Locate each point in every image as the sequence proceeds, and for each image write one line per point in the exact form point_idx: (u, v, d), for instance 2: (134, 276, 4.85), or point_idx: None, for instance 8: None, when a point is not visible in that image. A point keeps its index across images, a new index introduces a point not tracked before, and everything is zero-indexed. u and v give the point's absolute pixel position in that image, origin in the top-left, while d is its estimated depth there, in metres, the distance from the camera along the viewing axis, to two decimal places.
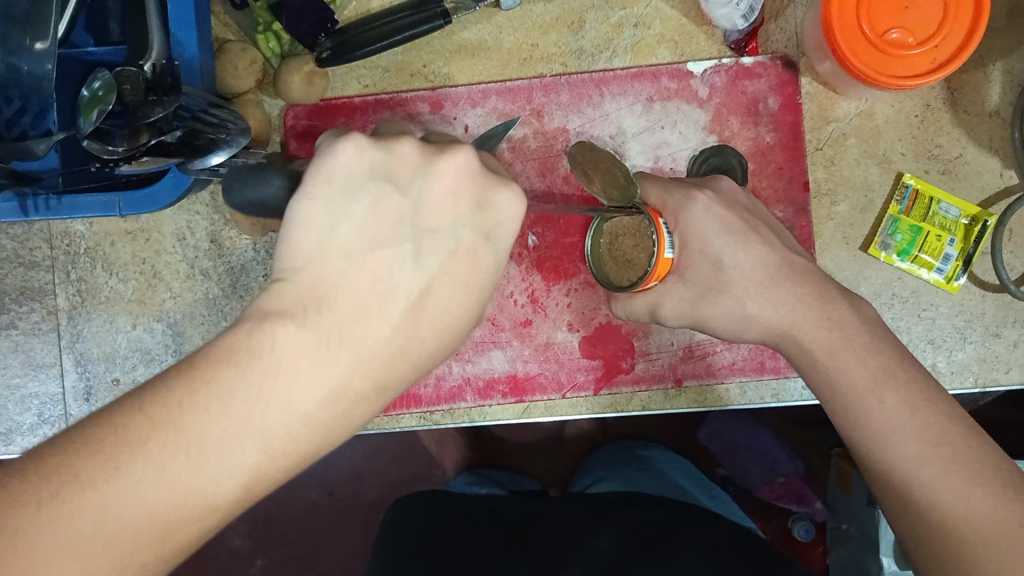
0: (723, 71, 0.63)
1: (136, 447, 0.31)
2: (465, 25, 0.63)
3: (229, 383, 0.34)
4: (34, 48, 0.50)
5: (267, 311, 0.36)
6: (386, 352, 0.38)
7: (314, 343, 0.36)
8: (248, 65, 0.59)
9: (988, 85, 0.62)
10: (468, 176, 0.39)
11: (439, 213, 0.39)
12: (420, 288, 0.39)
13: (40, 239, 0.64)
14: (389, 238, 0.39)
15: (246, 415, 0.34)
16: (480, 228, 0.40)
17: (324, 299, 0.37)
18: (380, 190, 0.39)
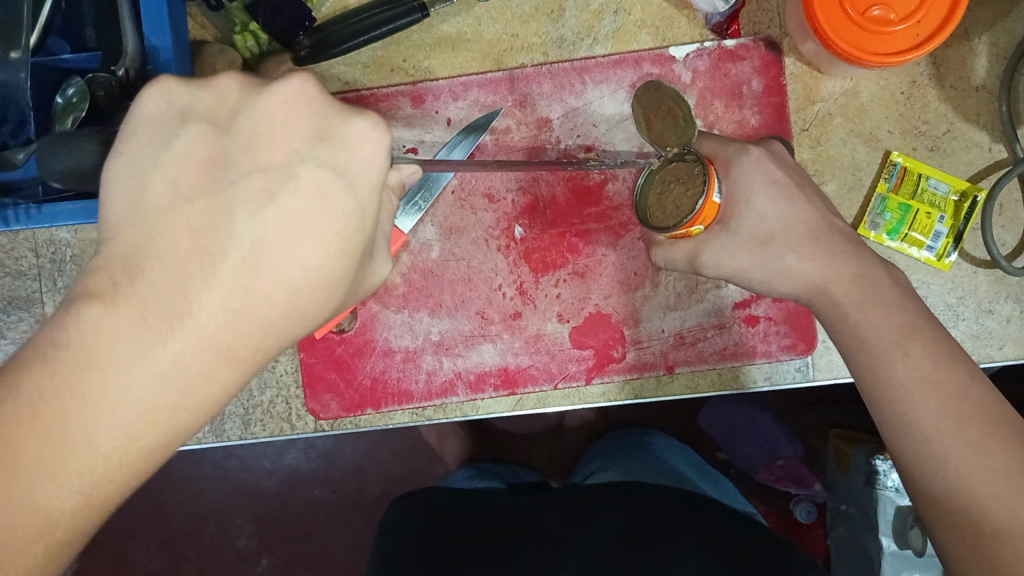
0: (706, 54, 0.62)
1: None
2: (444, 17, 0.63)
3: (42, 384, 0.31)
4: (10, 56, 0.50)
5: (79, 288, 0.33)
6: (218, 313, 0.34)
7: (129, 319, 0.33)
8: (226, 66, 0.59)
9: (974, 59, 0.61)
10: (302, 103, 0.36)
11: (269, 150, 0.36)
12: (251, 237, 0.35)
13: (26, 248, 0.64)
14: (209, 186, 0.35)
15: (65, 415, 0.32)
16: (324, 162, 0.36)
17: (136, 263, 0.34)
18: (196, 131, 0.36)
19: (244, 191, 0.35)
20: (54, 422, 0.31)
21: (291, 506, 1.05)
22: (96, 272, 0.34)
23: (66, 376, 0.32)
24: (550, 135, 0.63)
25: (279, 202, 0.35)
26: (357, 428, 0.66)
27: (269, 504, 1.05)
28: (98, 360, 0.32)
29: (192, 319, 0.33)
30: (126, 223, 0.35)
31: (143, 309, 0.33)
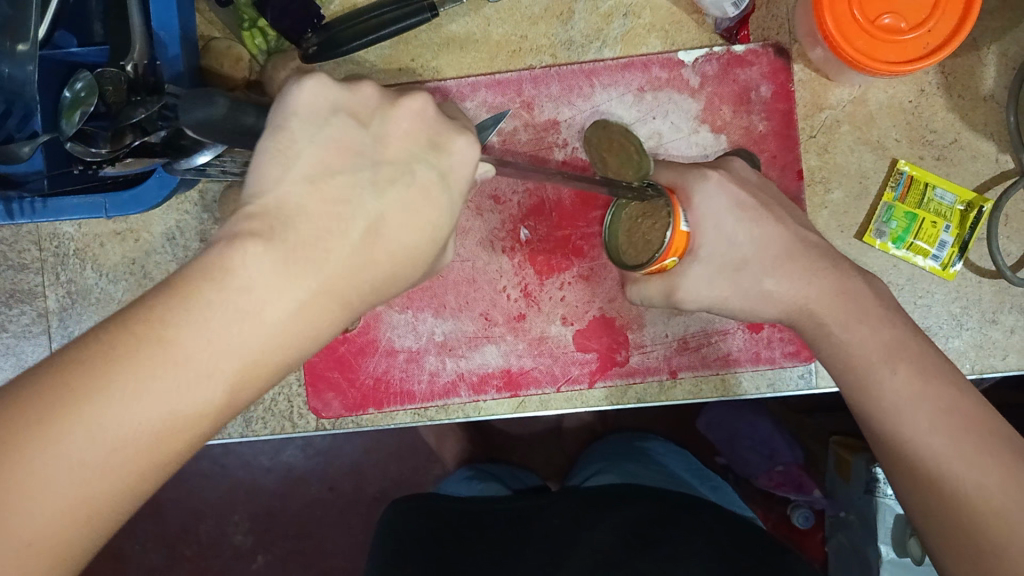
0: (714, 59, 0.62)
1: (130, 359, 0.31)
2: (452, 17, 0.62)
3: (205, 299, 0.33)
4: (16, 50, 0.49)
5: (235, 232, 0.35)
6: (347, 278, 0.37)
7: (282, 263, 0.35)
8: (234, 62, 0.59)
9: (982, 69, 0.61)
10: (426, 119, 0.41)
11: (395, 147, 0.40)
12: (375, 217, 0.39)
13: (29, 242, 0.64)
14: (346, 166, 0.39)
15: (223, 331, 0.33)
16: (435, 166, 0.41)
17: (285, 220, 0.37)
18: (343, 122, 0.40)
19: (372, 178, 0.39)
20: (210, 334, 0.33)
21: (289, 503, 1.04)
22: (247, 222, 0.36)
23: (228, 297, 0.34)
24: (557, 137, 0.63)
25: (400, 193, 0.39)
26: (358, 428, 0.66)
27: (266, 500, 1.05)
28: (255, 294, 0.34)
29: (329, 279, 0.36)
30: (275, 186, 0.37)
31: (292, 260, 0.36)
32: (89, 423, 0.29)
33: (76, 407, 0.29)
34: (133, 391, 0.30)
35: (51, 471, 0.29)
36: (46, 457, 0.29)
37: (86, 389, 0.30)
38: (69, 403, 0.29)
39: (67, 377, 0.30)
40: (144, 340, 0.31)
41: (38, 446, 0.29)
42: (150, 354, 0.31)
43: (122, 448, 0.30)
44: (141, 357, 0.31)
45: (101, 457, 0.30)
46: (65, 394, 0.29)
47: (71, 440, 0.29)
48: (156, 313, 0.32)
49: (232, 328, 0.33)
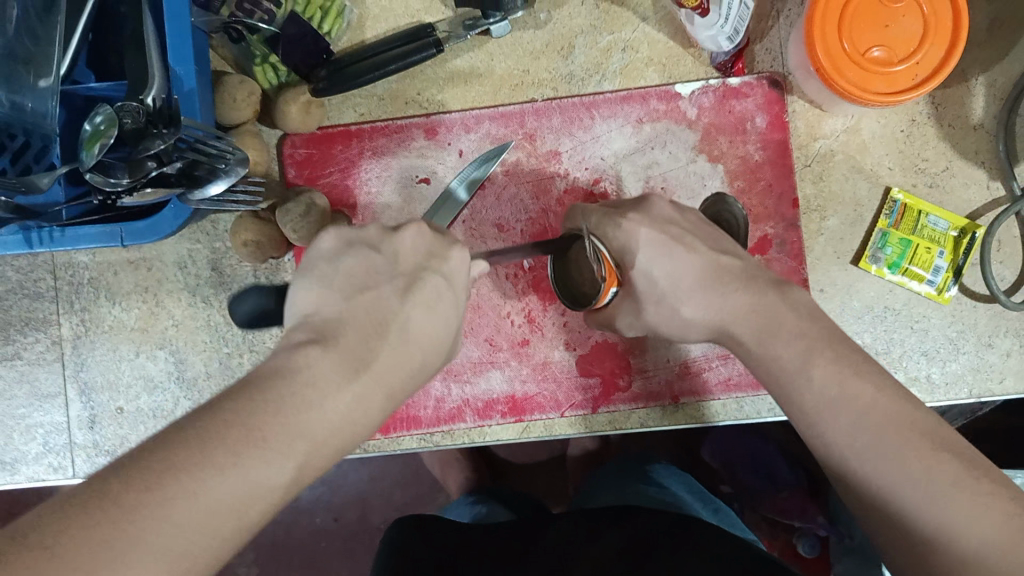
0: (710, 91, 0.64)
1: (218, 440, 0.33)
2: (457, 53, 0.64)
3: (278, 391, 0.36)
4: (39, 84, 0.52)
5: (294, 343, 0.40)
6: (390, 371, 0.41)
7: (340, 363, 0.39)
8: (246, 96, 0.60)
9: (972, 99, 0.63)
10: (424, 237, 0.48)
11: (406, 262, 0.46)
12: (402, 316, 0.43)
13: (44, 271, 0.65)
14: (370, 280, 0.44)
15: (291, 415, 0.36)
16: (438, 270, 0.46)
17: (332, 327, 0.41)
18: (361, 249, 0.46)
19: (393, 289, 0.44)
20: (286, 420, 0.36)
21: (294, 534, 1.05)
22: (302, 333, 0.41)
23: (298, 389, 0.37)
24: (558, 168, 0.65)
25: (417, 295, 0.44)
26: (364, 453, 0.66)
27: (270, 530, 1.05)
28: (316, 385, 0.37)
29: (374, 372, 0.40)
30: (314, 312, 0.42)
31: (343, 358, 0.40)
32: (185, 491, 0.31)
33: (179, 474, 0.31)
34: (224, 466, 0.32)
35: (148, 532, 0.30)
36: (148, 517, 0.30)
37: (187, 461, 0.32)
38: (171, 472, 0.31)
39: (155, 453, 0.32)
40: (230, 424, 0.34)
41: (143, 515, 0.30)
42: (237, 434, 0.34)
43: (206, 519, 0.32)
44: (224, 436, 0.33)
45: (192, 523, 0.31)
46: (161, 465, 0.31)
47: (174, 503, 0.31)
48: (239, 405, 0.35)
49: (296, 414, 0.36)
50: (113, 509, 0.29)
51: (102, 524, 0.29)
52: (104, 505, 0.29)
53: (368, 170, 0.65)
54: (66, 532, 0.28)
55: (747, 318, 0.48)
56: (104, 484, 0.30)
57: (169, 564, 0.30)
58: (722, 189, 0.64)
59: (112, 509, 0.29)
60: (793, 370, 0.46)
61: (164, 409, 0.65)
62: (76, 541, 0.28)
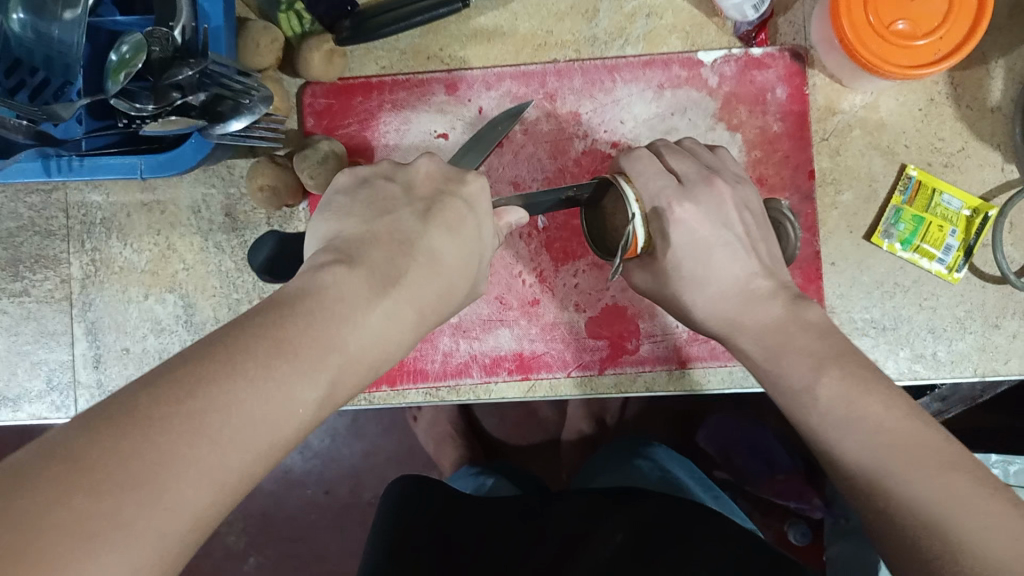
0: (732, 61, 0.64)
1: (239, 354, 0.33)
2: (481, 10, 0.64)
3: (307, 306, 0.37)
4: (62, 16, 0.51)
5: (322, 262, 0.40)
6: (419, 285, 0.42)
7: (371, 282, 0.40)
8: (270, 42, 0.59)
9: (990, 82, 0.63)
10: (439, 165, 0.49)
11: (425, 187, 0.48)
12: (422, 241, 0.44)
13: (56, 209, 0.65)
14: (392, 206, 0.45)
15: (323, 332, 0.36)
16: (457, 194, 0.47)
17: (356, 250, 0.42)
18: (378, 183, 0.48)
19: (413, 212, 0.45)
20: (317, 336, 0.36)
21: (285, 506, 1.04)
22: (326, 256, 0.41)
23: (319, 306, 0.37)
24: (578, 129, 0.65)
25: (438, 215, 0.45)
26: (370, 405, 0.66)
27: (262, 500, 1.05)
28: (346, 300, 0.38)
29: (404, 288, 0.41)
30: (339, 235, 0.44)
31: (371, 274, 0.40)
32: (216, 405, 0.31)
33: (206, 388, 0.31)
34: (254, 378, 0.32)
35: (184, 446, 0.29)
36: (181, 428, 0.30)
37: (211, 375, 0.31)
38: (202, 386, 0.31)
39: (190, 365, 0.32)
40: (260, 341, 0.34)
41: (179, 430, 0.30)
42: (267, 349, 0.34)
43: (243, 432, 0.31)
44: (248, 352, 0.33)
45: (226, 437, 0.31)
46: (185, 382, 0.31)
47: (206, 415, 0.30)
48: (268, 323, 0.35)
49: (331, 329, 0.37)
50: (142, 425, 0.29)
51: (133, 440, 0.29)
52: (133, 421, 0.29)
53: (386, 123, 0.65)
54: (98, 446, 0.28)
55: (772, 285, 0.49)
56: (129, 400, 0.30)
57: (207, 479, 0.30)
58: (739, 159, 0.64)
59: (132, 429, 0.29)
60: (813, 360, 0.46)
61: (170, 352, 0.65)
62: (107, 456, 0.28)
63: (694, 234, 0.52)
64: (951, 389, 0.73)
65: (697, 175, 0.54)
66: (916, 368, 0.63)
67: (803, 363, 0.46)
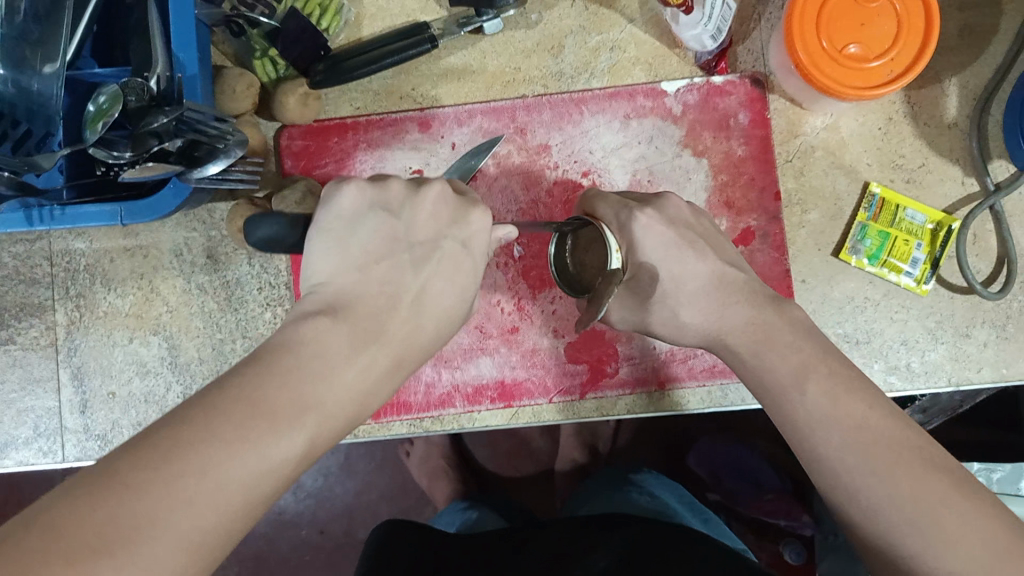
0: (695, 89, 0.66)
1: (217, 416, 0.34)
2: (451, 50, 0.67)
3: (285, 365, 0.38)
4: (43, 70, 0.53)
5: (306, 313, 0.42)
6: (401, 340, 0.44)
7: (350, 332, 0.42)
8: (245, 88, 0.61)
9: (945, 99, 0.66)
10: (446, 199, 0.48)
11: (424, 229, 0.47)
12: (417, 287, 0.45)
13: (41, 257, 0.66)
14: (385, 252, 0.46)
15: (308, 386, 0.38)
16: (456, 237, 0.47)
17: (346, 302, 0.43)
18: (379, 217, 0.47)
19: (407, 259, 0.46)
20: (294, 391, 0.37)
21: (279, 549, 1.04)
22: (312, 306, 0.43)
23: (293, 361, 0.38)
24: (549, 160, 0.67)
25: (431, 264, 0.46)
26: (355, 438, 0.67)
27: (255, 544, 1.05)
28: (317, 353, 0.40)
29: (386, 342, 0.43)
30: (328, 282, 0.45)
31: (353, 328, 0.42)
32: (192, 468, 0.32)
33: (174, 455, 0.32)
34: (231, 440, 0.33)
35: (158, 510, 0.30)
36: (158, 495, 0.31)
37: (176, 442, 0.32)
38: (169, 453, 0.32)
39: (169, 431, 0.33)
40: (235, 400, 0.35)
41: (148, 499, 0.30)
42: (243, 410, 0.35)
43: (220, 490, 0.32)
44: (227, 410, 0.35)
45: (202, 499, 0.32)
46: (149, 450, 0.32)
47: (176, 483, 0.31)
48: (243, 381, 0.36)
49: (309, 384, 0.38)
50: (122, 489, 0.30)
51: (103, 509, 0.29)
52: (111, 486, 0.30)
53: (362, 162, 0.67)
54: (78, 511, 0.29)
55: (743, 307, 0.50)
56: (107, 468, 0.31)
57: (183, 539, 0.31)
58: (706, 183, 0.66)
59: (109, 494, 0.30)
60: (791, 373, 0.46)
61: (155, 394, 0.66)
62: (83, 522, 0.29)
63: (666, 238, 0.51)
64: (930, 400, 0.74)
65: (654, 195, 0.55)
66: (890, 380, 0.64)
67: (775, 381, 0.47)
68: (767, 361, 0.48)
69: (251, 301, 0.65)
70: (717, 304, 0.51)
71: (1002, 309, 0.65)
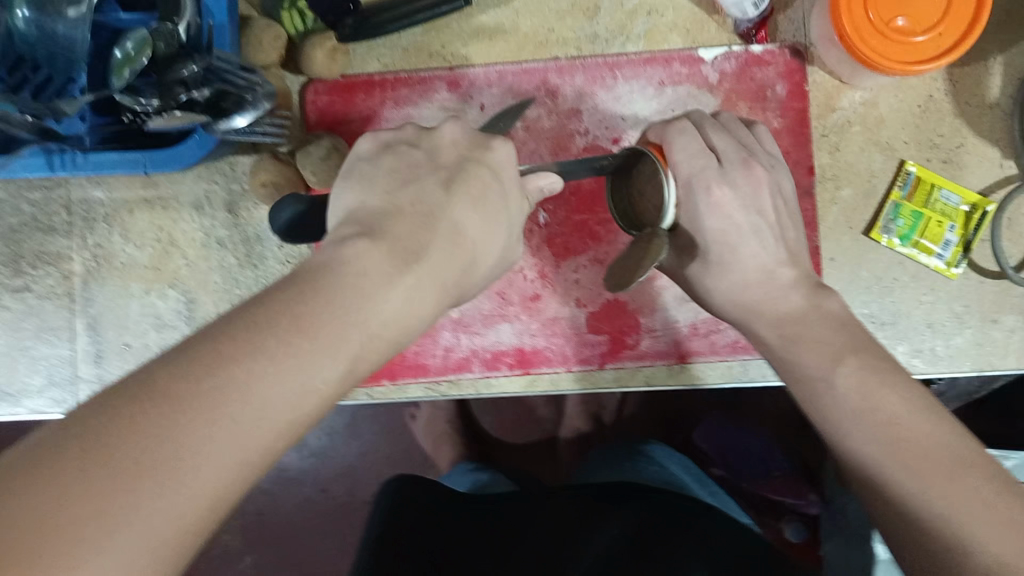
0: (733, 57, 0.64)
1: (256, 329, 0.33)
2: (483, 8, 0.65)
3: (326, 283, 0.37)
4: (67, 12, 0.51)
5: (343, 236, 0.40)
6: (440, 263, 0.42)
7: (388, 252, 0.40)
8: (272, 40, 0.59)
9: (988, 79, 0.64)
10: (464, 132, 0.49)
11: (447, 154, 0.47)
12: (449, 209, 0.43)
13: (59, 205, 0.65)
14: (412, 175, 0.45)
15: (346, 308, 0.37)
16: (483, 161, 0.47)
17: (379, 222, 0.42)
18: (399, 152, 0.47)
19: (437, 180, 0.45)
20: (336, 312, 0.36)
21: (282, 504, 1.04)
22: (348, 229, 0.41)
23: None
24: (580, 126, 0.65)
25: (462, 185, 0.45)
26: (370, 399, 0.67)
27: (259, 500, 1.05)
28: (365, 275, 0.38)
29: (425, 264, 0.41)
30: (358, 207, 0.43)
31: (393, 247, 0.40)
32: (233, 385, 0.31)
33: (190, 402, 0.30)
34: (273, 356, 0.33)
35: (198, 427, 0.30)
36: (198, 413, 0.30)
37: (191, 388, 0.30)
38: (189, 396, 0.30)
39: (207, 343, 0.32)
40: (274, 315, 0.34)
41: (164, 447, 0.29)
42: (285, 324, 0.34)
43: (259, 413, 0.32)
44: (266, 326, 0.34)
45: (243, 419, 0.31)
46: (165, 390, 0.30)
47: (191, 433, 0.30)
48: (277, 298, 0.35)
49: (348, 300, 0.37)
50: (162, 404, 0.29)
51: (113, 455, 0.28)
52: (151, 399, 0.30)
53: (388, 120, 0.66)
54: (119, 426, 0.29)
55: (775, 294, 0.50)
56: (147, 380, 0.30)
57: (223, 462, 0.30)
58: None
59: (150, 410, 0.29)
60: (816, 363, 0.46)
61: (170, 348, 0.65)
62: (123, 438, 0.28)
63: (720, 220, 0.50)
64: (949, 384, 0.73)
65: (735, 155, 0.52)
66: (914, 363, 0.64)
67: (805, 356, 0.47)
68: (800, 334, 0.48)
69: (270, 258, 0.64)
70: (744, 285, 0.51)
71: None
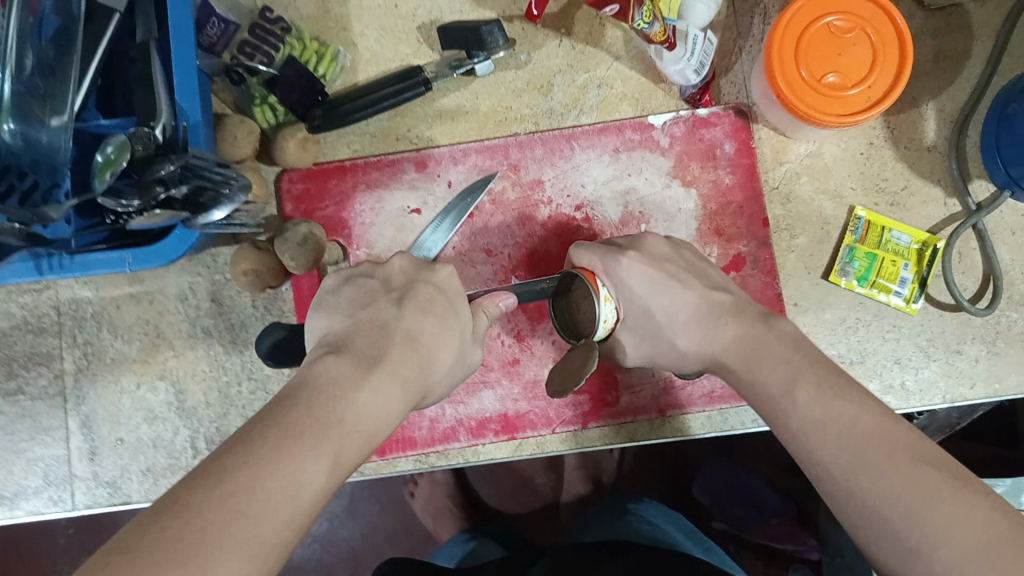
0: (681, 122, 0.68)
1: (250, 441, 0.35)
2: (444, 92, 0.69)
3: (304, 394, 0.39)
4: (50, 122, 0.54)
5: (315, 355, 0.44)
6: (401, 354, 0.45)
7: (352, 354, 0.43)
8: (246, 134, 0.63)
9: (924, 123, 0.68)
10: (412, 262, 0.53)
11: (397, 278, 0.52)
12: (407, 321, 0.47)
13: (48, 306, 0.67)
14: (366, 298, 0.49)
15: (322, 408, 0.39)
16: (428, 279, 0.51)
17: (344, 341, 0.45)
18: (352, 283, 0.52)
19: (389, 300, 0.49)
20: (316, 413, 0.38)
21: None
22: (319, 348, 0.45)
23: (310, 393, 0.39)
24: (543, 195, 0.69)
25: (410, 300, 0.49)
26: (360, 476, 0.67)
27: None
28: (330, 370, 0.42)
29: (385, 366, 0.43)
30: (333, 329, 0.47)
31: (354, 358, 0.43)
32: (242, 485, 0.33)
33: (203, 507, 0.31)
34: (269, 457, 0.35)
35: (218, 525, 0.31)
36: (215, 513, 0.31)
37: (207, 494, 0.32)
38: (203, 500, 0.32)
39: (216, 461, 0.34)
40: (264, 429, 0.36)
41: (184, 545, 0.30)
42: (275, 433, 0.36)
43: (268, 505, 0.33)
44: (258, 437, 0.36)
45: (255, 510, 0.33)
46: (187, 499, 0.32)
47: (211, 532, 0.31)
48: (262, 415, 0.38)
49: (328, 404, 0.39)
50: (183, 510, 0.31)
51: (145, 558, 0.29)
52: (174, 510, 0.31)
53: (361, 203, 0.69)
54: (150, 536, 0.30)
55: (738, 344, 0.53)
56: (169, 496, 0.32)
57: (246, 553, 0.31)
58: (696, 213, 0.68)
59: (173, 519, 0.31)
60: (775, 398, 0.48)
61: (163, 439, 0.67)
62: (153, 543, 0.30)
63: (647, 284, 0.57)
64: (928, 418, 0.75)
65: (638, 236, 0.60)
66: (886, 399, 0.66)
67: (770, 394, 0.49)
68: (761, 373, 0.50)
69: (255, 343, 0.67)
70: (700, 335, 0.55)
71: (990, 325, 0.66)
